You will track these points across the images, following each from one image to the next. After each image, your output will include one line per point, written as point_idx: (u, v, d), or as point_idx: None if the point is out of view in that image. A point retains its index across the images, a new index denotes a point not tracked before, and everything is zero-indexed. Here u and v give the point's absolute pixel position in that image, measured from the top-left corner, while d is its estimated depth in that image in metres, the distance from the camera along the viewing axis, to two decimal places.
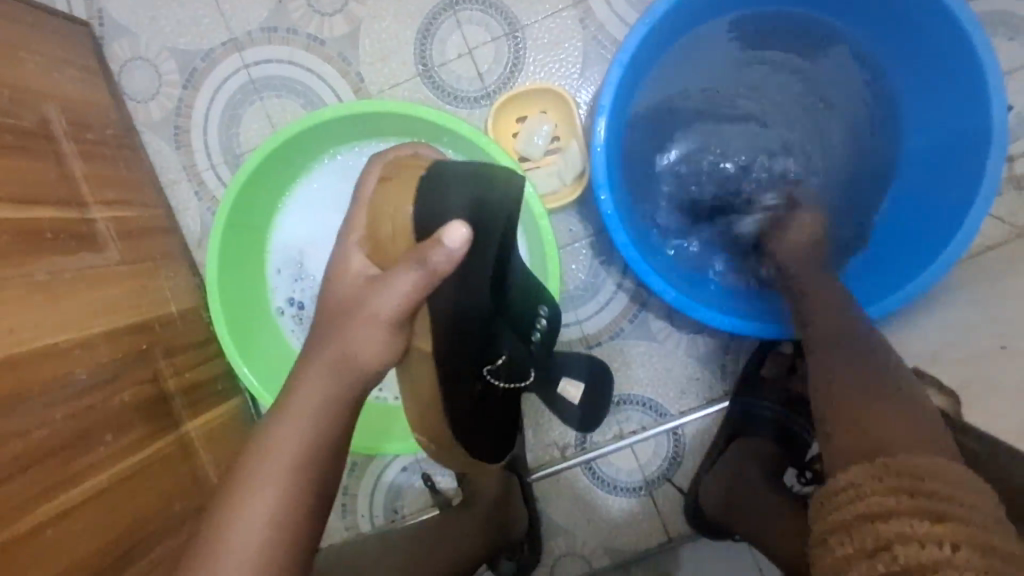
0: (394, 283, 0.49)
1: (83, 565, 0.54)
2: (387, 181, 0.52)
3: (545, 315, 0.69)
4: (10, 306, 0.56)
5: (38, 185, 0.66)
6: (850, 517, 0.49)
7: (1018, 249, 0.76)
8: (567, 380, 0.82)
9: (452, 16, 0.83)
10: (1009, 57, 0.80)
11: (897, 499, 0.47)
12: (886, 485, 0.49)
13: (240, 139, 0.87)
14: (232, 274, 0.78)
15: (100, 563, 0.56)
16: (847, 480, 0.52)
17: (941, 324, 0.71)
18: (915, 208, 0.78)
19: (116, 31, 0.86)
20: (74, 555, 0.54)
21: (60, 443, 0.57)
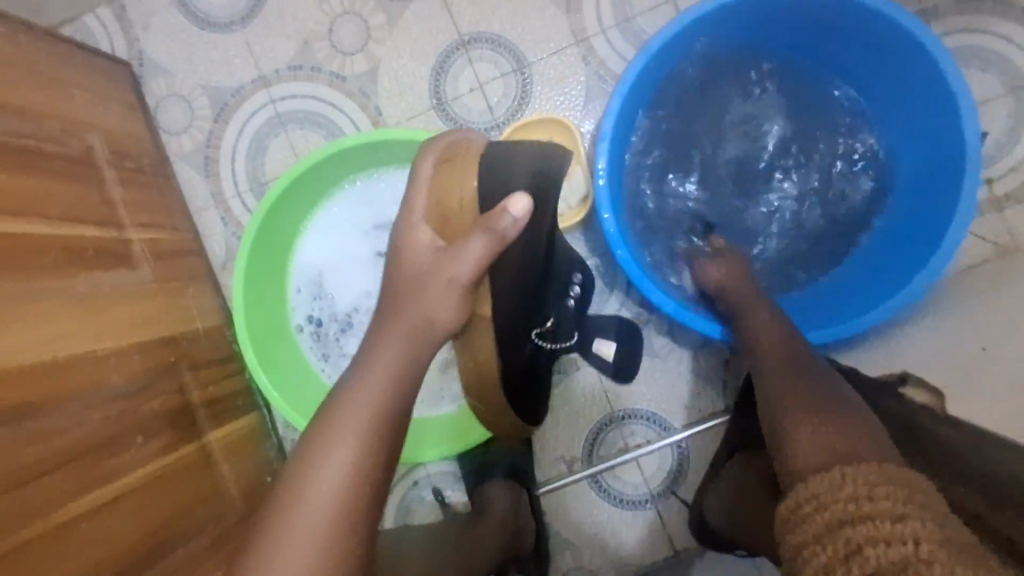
0: (465, 251, 0.56)
1: (114, 557, 0.57)
2: (449, 161, 0.59)
3: (579, 279, 0.82)
4: (52, 317, 0.61)
5: (82, 206, 0.72)
6: (813, 525, 0.50)
7: (998, 267, 0.80)
8: (600, 341, 0.88)
9: (464, 54, 0.89)
10: (981, 88, 0.85)
11: (848, 502, 0.49)
12: (834, 491, 0.51)
13: (265, 168, 0.93)
14: (256, 292, 0.83)
15: (130, 556, 0.59)
16: (804, 491, 0.54)
17: (930, 336, 0.75)
18: (902, 228, 0.83)
19: (153, 69, 0.93)
20: (106, 547, 0.57)
21: (96, 442, 0.61)
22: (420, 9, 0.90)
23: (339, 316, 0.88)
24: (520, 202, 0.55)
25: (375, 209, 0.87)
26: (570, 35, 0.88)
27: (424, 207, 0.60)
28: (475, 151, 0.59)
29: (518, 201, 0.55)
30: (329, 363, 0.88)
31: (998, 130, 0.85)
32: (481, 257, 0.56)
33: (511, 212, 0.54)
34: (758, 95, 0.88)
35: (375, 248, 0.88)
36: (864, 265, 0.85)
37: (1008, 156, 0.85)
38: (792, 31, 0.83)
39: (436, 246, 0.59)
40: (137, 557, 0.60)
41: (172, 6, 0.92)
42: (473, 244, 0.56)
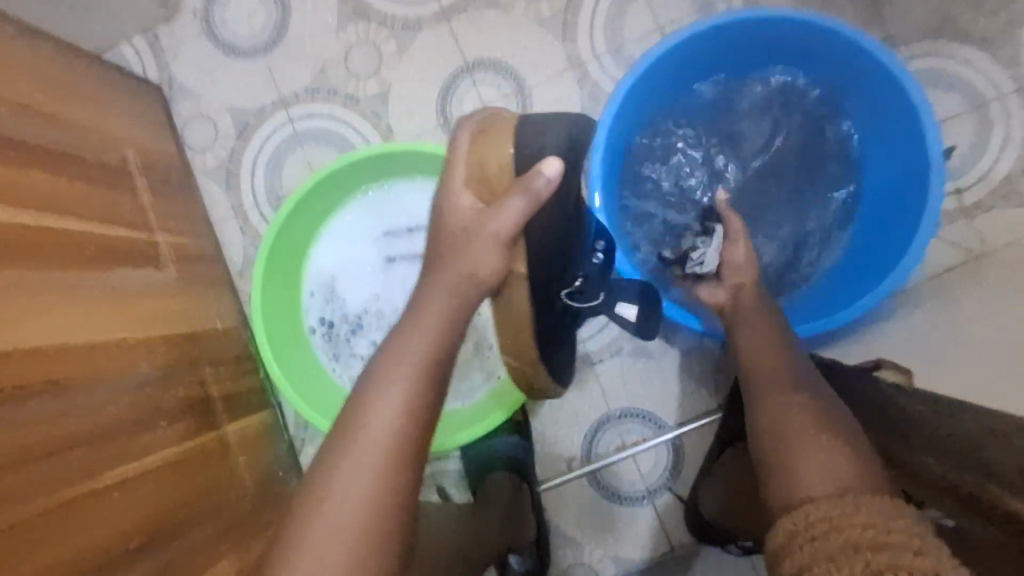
0: (506, 207, 0.62)
1: (138, 527, 0.62)
2: (483, 132, 0.65)
3: (602, 245, 0.79)
4: (84, 304, 0.66)
5: (117, 210, 0.78)
6: (814, 549, 0.50)
7: (968, 271, 0.86)
8: (621, 304, 0.81)
9: (468, 77, 0.97)
10: (944, 107, 0.90)
11: (856, 528, 0.49)
12: (833, 518, 0.51)
13: (282, 183, 1.00)
14: (273, 294, 0.88)
15: (152, 527, 0.64)
16: (801, 516, 0.54)
17: (903, 330, 0.80)
18: (876, 235, 0.89)
19: (181, 92, 1.00)
20: (130, 518, 0.61)
21: (124, 421, 0.66)
22: (428, 38, 0.97)
23: (350, 317, 0.94)
24: (555, 164, 0.61)
25: (385, 217, 0.94)
26: (566, 59, 0.96)
27: (464, 174, 0.65)
28: (510, 122, 0.65)
29: (553, 163, 0.61)
30: (340, 362, 0.94)
31: (964, 144, 0.91)
32: (519, 214, 0.62)
33: (546, 173, 0.61)
34: (739, 112, 0.95)
35: (385, 254, 0.94)
36: (842, 268, 0.92)
37: (974, 168, 0.90)
38: (780, 55, 0.90)
39: (442, 239, 0.65)
40: (157, 529, 0.64)
41: (201, 34, 1.00)
42: (510, 204, 0.62)
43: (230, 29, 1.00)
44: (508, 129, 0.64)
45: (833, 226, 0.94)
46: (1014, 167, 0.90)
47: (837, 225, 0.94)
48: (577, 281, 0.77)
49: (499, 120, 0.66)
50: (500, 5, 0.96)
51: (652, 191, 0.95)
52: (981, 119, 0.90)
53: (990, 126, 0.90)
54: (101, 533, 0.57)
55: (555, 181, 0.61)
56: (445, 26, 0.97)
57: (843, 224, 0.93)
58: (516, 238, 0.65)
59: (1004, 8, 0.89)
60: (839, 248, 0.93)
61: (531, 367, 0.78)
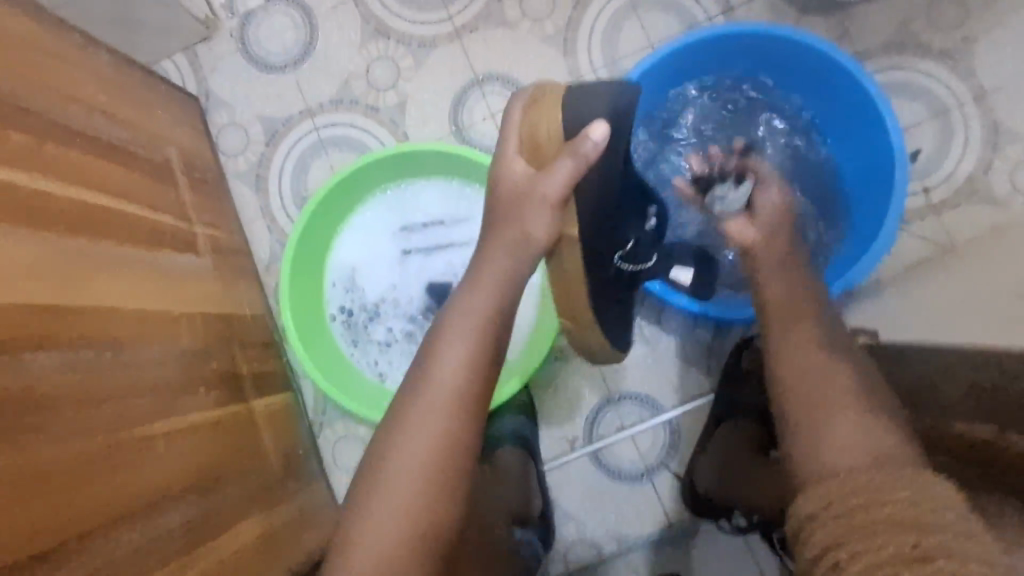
0: (557, 170, 0.72)
1: (179, 476, 0.70)
2: (536, 103, 0.74)
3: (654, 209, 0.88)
4: (135, 278, 0.73)
5: (163, 201, 0.86)
6: (847, 526, 0.51)
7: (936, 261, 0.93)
8: (677, 269, 0.95)
9: (479, 89, 1.07)
10: (906, 115, 0.99)
11: (885, 506, 0.51)
12: (858, 493, 0.53)
13: (306, 185, 1.09)
14: (298, 284, 0.96)
15: (191, 477, 0.72)
16: (824, 494, 0.56)
17: (909, 300, 0.89)
18: (862, 223, 0.96)
19: (217, 103, 1.10)
20: (172, 467, 0.69)
21: (167, 382, 0.73)
22: (442, 54, 1.07)
23: (368, 306, 1.02)
24: (602, 129, 0.69)
25: (400, 214, 1.02)
26: (567, 73, 1.06)
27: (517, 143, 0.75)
28: (532, 109, 0.73)
29: (600, 128, 0.69)
30: (358, 347, 1.01)
31: (927, 148, 0.98)
32: (568, 176, 0.71)
33: (594, 137, 0.69)
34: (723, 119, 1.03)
35: (401, 248, 1.02)
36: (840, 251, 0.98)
37: (937, 169, 0.98)
38: (775, 68, 0.97)
39: None
40: (195, 479, 0.72)
41: (237, 52, 1.10)
42: (561, 167, 0.71)
43: (264, 46, 1.10)
44: (558, 99, 0.72)
45: (831, 215, 1.00)
46: (974, 168, 0.97)
47: (834, 213, 1.00)
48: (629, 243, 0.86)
49: (536, 98, 0.74)
50: (507, 25, 1.06)
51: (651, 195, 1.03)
52: (942, 125, 0.98)
53: (950, 132, 0.98)
54: (147, 473, 0.65)
55: (601, 145, 0.69)
56: (458, 43, 1.07)
57: (835, 214, 1.00)
58: (567, 200, 0.74)
59: (961, 25, 0.97)
60: (836, 235, 0.99)
61: (585, 328, 0.86)
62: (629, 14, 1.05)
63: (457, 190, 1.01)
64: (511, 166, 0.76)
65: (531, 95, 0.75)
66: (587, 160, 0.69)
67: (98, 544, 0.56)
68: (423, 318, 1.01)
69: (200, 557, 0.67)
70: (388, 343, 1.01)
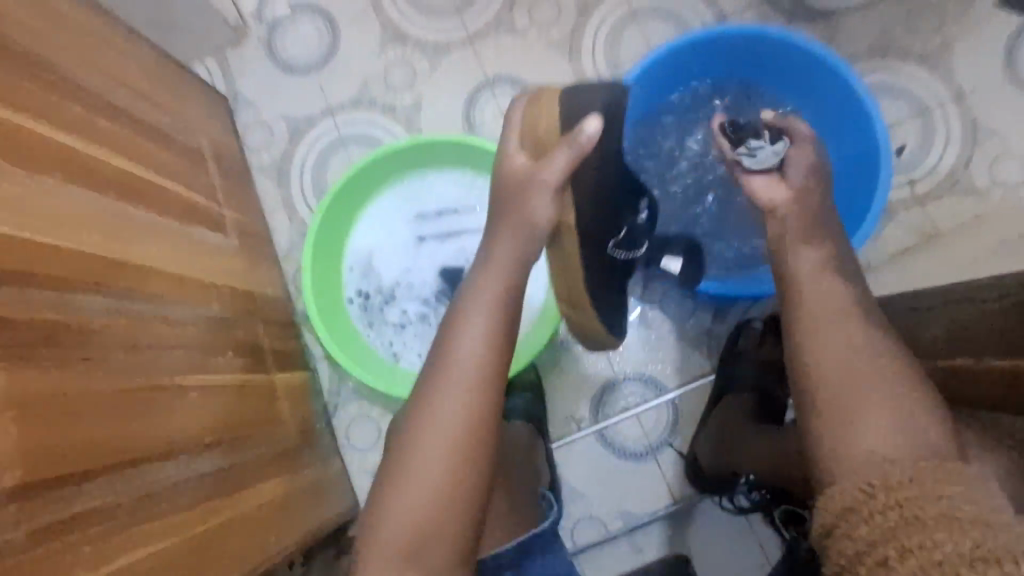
0: (555, 159, 0.75)
1: (210, 427, 0.75)
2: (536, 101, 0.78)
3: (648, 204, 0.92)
4: (169, 244, 0.79)
5: (195, 182, 0.92)
6: (894, 520, 0.52)
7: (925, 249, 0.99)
8: (669, 258, 1.00)
9: (490, 90, 1.14)
10: (890, 114, 1.06)
11: (937, 500, 0.52)
12: (903, 488, 0.54)
13: (326, 178, 1.16)
14: (319, 267, 1.02)
15: (220, 431, 0.77)
16: (864, 485, 0.57)
17: (921, 263, 0.97)
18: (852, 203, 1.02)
19: (244, 103, 1.17)
20: (205, 418, 0.74)
21: (198, 341, 0.78)
22: (456, 59, 1.15)
23: (383, 289, 1.08)
24: (596, 123, 0.73)
25: (415, 203, 1.09)
26: (572, 76, 1.13)
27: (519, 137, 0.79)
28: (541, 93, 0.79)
29: (594, 122, 0.73)
30: (373, 329, 1.08)
31: (911, 144, 1.05)
32: (566, 162, 0.74)
33: (589, 130, 0.72)
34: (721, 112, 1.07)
35: (416, 234, 1.09)
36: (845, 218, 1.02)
37: (922, 163, 1.04)
38: (770, 66, 1.03)
39: None
40: (224, 432, 0.77)
41: (264, 56, 1.18)
42: (558, 155, 0.74)
43: (289, 51, 1.18)
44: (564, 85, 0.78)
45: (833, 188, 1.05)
46: (956, 162, 1.03)
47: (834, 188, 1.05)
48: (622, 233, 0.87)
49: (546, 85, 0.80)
50: (517, 33, 1.14)
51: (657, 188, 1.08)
52: (923, 124, 1.05)
53: (931, 130, 1.04)
54: (184, 419, 0.70)
55: (595, 138, 0.73)
56: (470, 49, 1.15)
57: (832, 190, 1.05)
58: (565, 184, 0.77)
59: (938, 32, 1.05)
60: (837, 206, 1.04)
61: (582, 314, 0.92)
62: (630, 22, 1.13)
63: (468, 181, 1.08)
64: (512, 162, 0.79)
65: (528, 98, 0.80)
66: (583, 150, 0.73)
67: (134, 475, 0.61)
68: (436, 300, 1.08)
69: (222, 505, 0.72)
70: (403, 324, 1.08)
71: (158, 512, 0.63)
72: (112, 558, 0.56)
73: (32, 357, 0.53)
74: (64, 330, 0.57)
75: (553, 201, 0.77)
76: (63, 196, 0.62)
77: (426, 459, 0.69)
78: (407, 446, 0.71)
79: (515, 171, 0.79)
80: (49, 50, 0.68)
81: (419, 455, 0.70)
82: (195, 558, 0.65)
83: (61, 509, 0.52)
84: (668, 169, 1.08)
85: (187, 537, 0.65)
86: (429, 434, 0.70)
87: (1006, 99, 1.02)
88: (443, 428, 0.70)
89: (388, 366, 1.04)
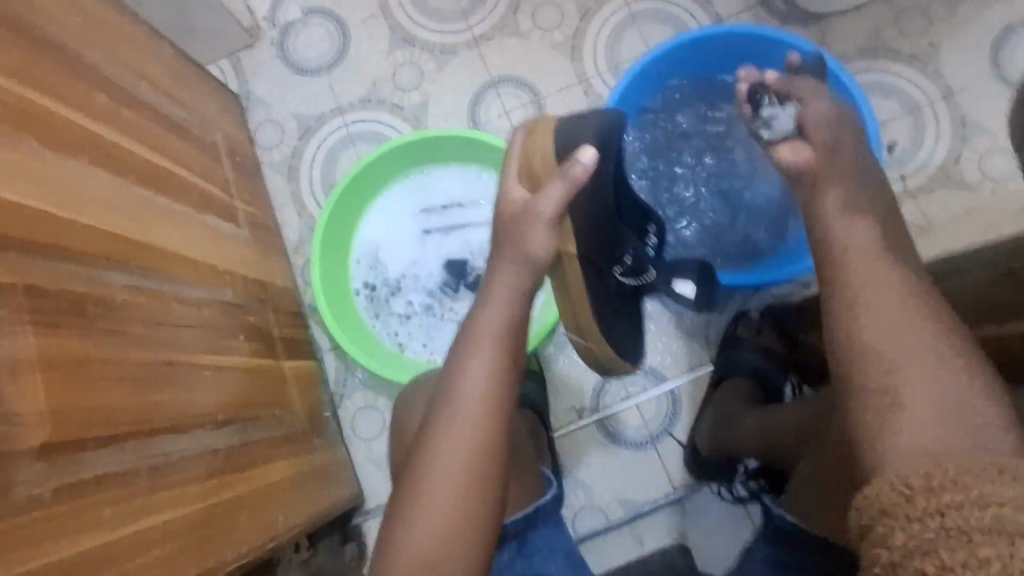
0: (549, 191, 0.73)
1: (224, 404, 0.77)
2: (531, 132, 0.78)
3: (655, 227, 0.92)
4: (186, 230, 0.82)
5: (210, 174, 0.96)
6: (933, 530, 0.48)
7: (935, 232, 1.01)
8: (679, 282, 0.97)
9: (494, 90, 1.18)
10: (883, 111, 1.09)
11: (984, 509, 0.47)
12: (944, 492, 0.50)
13: (335, 174, 1.19)
14: (328, 259, 1.06)
15: (234, 409, 0.79)
16: (902, 486, 0.53)
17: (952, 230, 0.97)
18: None
19: (257, 102, 1.21)
20: (219, 396, 0.77)
21: (213, 322, 0.81)
22: (461, 59, 1.19)
23: (390, 281, 1.11)
24: (590, 152, 0.71)
25: (421, 197, 1.12)
26: (574, 77, 1.17)
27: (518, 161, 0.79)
28: None
29: (588, 152, 0.71)
30: (379, 319, 1.11)
31: (902, 141, 1.08)
32: (558, 197, 0.73)
33: (583, 161, 0.71)
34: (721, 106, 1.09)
35: (422, 228, 1.13)
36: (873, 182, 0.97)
37: (913, 159, 1.07)
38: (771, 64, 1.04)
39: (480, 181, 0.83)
40: (237, 411, 0.80)
41: (276, 58, 1.22)
42: (553, 189, 0.73)
43: (301, 52, 1.22)
44: None
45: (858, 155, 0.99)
46: (946, 158, 1.06)
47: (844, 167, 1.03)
48: (628, 258, 0.89)
49: None
50: (521, 35, 1.18)
51: (657, 182, 1.11)
52: (914, 121, 1.08)
53: (922, 126, 1.08)
54: (200, 395, 0.73)
55: (591, 167, 0.71)
56: (476, 50, 1.19)
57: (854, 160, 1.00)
58: (562, 216, 0.75)
59: (927, 33, 1.09)
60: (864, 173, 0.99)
61: (592, 340, 0.88)
62: (630, 25, 1.17)
63: (473, 176, 1.11)
64: (512, 194, 0.79)
65: (526, 129, 0.80)
66: (576, 182, 0.72)
67: (153, 444, 0.63)
68: (440, 292, 1.11)
69: (233, 481, 0.74)
70: (408, 315, 1.11)
71: (174, 482, 0.65)
72: (130, 521, 0.58)
73: (62, 325, 0.55)
74: (89, 302, 0.60)
75: (548, 233, 0.75)
76: (89, 176, 0.65)
77: (449, 447, 0.71)
78: (433, 434, 0.73)
79: (514, 204, 0.78)
80: (75, 41, 0.72)
81: (447, 447, 0.71)
82: (205, 530, 0.67)
83: (86, 471, 0.54)
84: (667, 163, 1.11)
85: (198, 509, 0.67)
86: (460, 433, 0.72)
87: (993, 97, 1.06)
88: (467, 416, 0.72)
89: (393, 355, 1.07)
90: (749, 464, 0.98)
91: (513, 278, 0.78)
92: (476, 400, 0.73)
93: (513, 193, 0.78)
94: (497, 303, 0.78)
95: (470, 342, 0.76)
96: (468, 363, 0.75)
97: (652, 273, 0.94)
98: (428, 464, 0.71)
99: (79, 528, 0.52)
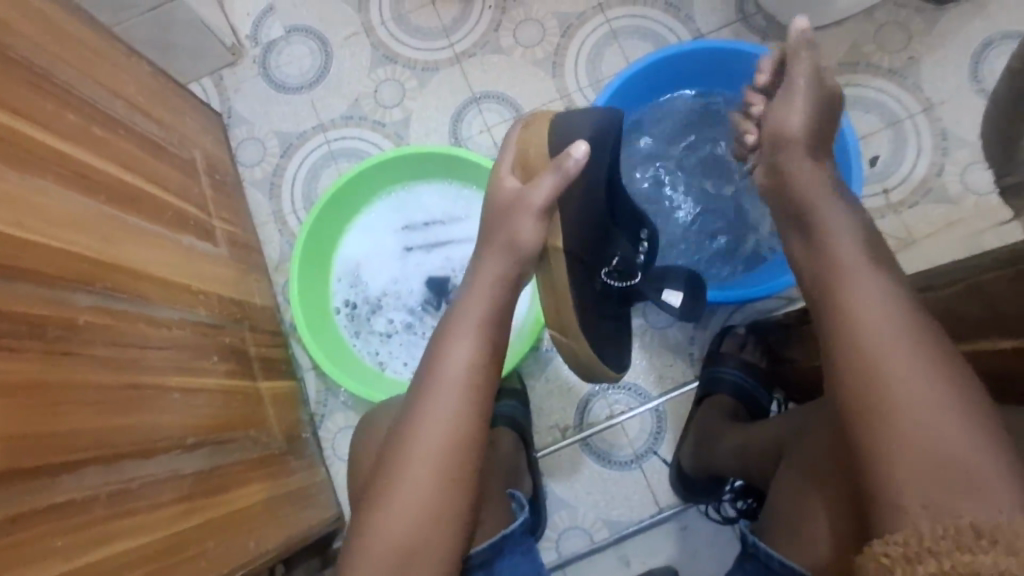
0: (532, 202, 0.74)
1: (197, 427, 0.76)
2: (530, 124, 0.80)
3: (646, 234, 0.90)
4: (158, 247, 0.81)
5: (188, 193, 0.95)
6: None
7: (922, 245, 1.01)
8: (668, 290, 0.89)
9: (476, 106, 1.18)
10: (862, 125, 1.09)
11: None
12: (921, 562, 0.49)
13: (316, 191, 1.19)
14: (308, 278, 1.05)
15: (210, 431, 0.78)
16: (883, 556, 0.52)
17: (942, 241, 0.96)
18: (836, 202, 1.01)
19: (238, 120, 1.21)
20: (192, 419, 0.76)
21: (187, 344, 0.80)
22: (444, 76, 1.19)
23: (371, 299, 1.10)
24: (583, 147, 0.72)
25: (402, 213, 1.11)
26: (555, 92, 1.17)
27: (511, 161, 0.80)
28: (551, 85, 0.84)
29: (581, 147, 0.71)
30: (360, 338, 1.10)
31: (884, 155, 1.08)
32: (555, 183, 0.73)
33: (575, 156, 0.71)
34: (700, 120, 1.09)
35: (403, 245, 1.12)
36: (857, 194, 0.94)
37: (895, 172, 1.07)
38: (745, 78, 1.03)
39: None
40: (212, 434, 0.79)
41: (258, 76, 1.22)
42: (545, 181, 0.73)
43: (283, 70, 1.21)
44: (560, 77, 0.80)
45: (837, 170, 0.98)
46: (928, 171, 1.06)
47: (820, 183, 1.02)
48: (614, 261, 0.88)
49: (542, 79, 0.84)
50: (502, 52, 1.18)
51: (647, 182, 1.11)
52: (894, 133, 1.08)
53: (904, 139, 1.08)
54: (172, 417, 0.72)
55: (582, 162, 0.72)
56: (458, 67, 1.19)
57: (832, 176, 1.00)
58: (551, 208, 0.76)
59: (906, 48, 1.09)
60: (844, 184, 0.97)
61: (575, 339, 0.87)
62: (611, 41, 1.17)
63: (455, 192, 1.11)
64: (499, 198, 0.78)
65: (523, 123, 0.81)
66: (568, 175, 0.72)
67: (116, 471, 0.61)
68: (421, 309, 1.10)
69: (203, 506, 0.72)
70: (389, 333, 1.10)
71: (140, 507, 0.63)
72: (90, 551, 0.56)
73: (22, 349, 0.54)
74: (50, 324, 0.58)
75: (547, 214, 0.76)
76: (59, 199, 0.64)
77: (406, 461, 0.69)
78: (397, 461, 0.70)
79: (500, 206, 0.78)
80: (46, 60, 0.71)
81: (406, 466, 0.69)
82: (171, 557, 0.65)
83: (43, 499, 0.52)
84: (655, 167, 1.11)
85: (164, 536, 0.65)
86: (417, 474, 0.68)
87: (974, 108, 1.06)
88: (426, 450, 0.69)
89: (373, 375, 1.06)
90: (737, 483, 0.98)
91: (485, 295, 0.77)
92: (438, 432, 0.70)
93: (505, 183, 0.78)
94: (469, 321, 0.75)
95: (436, 360, 0.74)
96: (437, 394, 0.72)
97: (639, 276, 0.90)
98: (390, 488, 0.68)
99: (32, 561, 0.49)
